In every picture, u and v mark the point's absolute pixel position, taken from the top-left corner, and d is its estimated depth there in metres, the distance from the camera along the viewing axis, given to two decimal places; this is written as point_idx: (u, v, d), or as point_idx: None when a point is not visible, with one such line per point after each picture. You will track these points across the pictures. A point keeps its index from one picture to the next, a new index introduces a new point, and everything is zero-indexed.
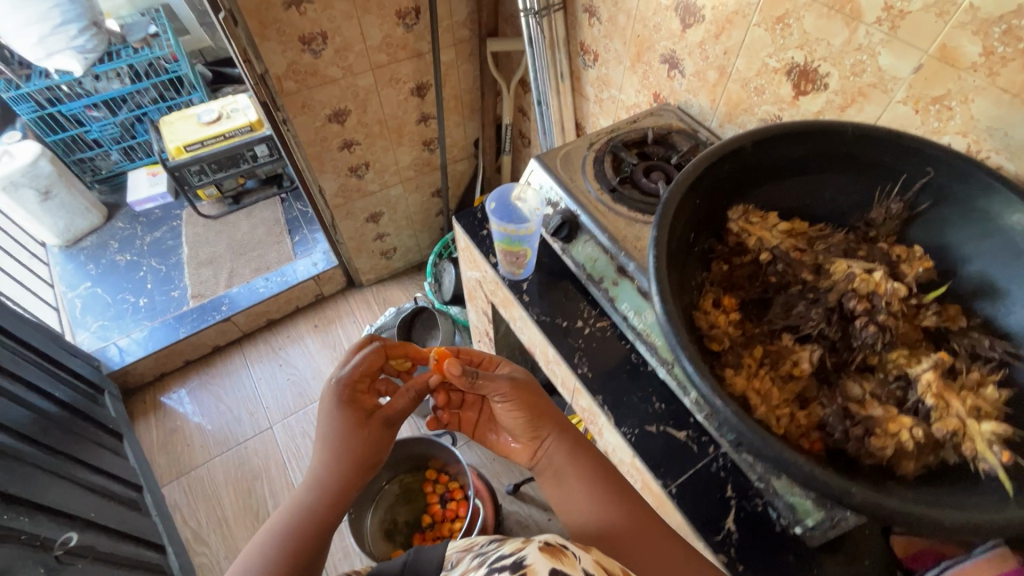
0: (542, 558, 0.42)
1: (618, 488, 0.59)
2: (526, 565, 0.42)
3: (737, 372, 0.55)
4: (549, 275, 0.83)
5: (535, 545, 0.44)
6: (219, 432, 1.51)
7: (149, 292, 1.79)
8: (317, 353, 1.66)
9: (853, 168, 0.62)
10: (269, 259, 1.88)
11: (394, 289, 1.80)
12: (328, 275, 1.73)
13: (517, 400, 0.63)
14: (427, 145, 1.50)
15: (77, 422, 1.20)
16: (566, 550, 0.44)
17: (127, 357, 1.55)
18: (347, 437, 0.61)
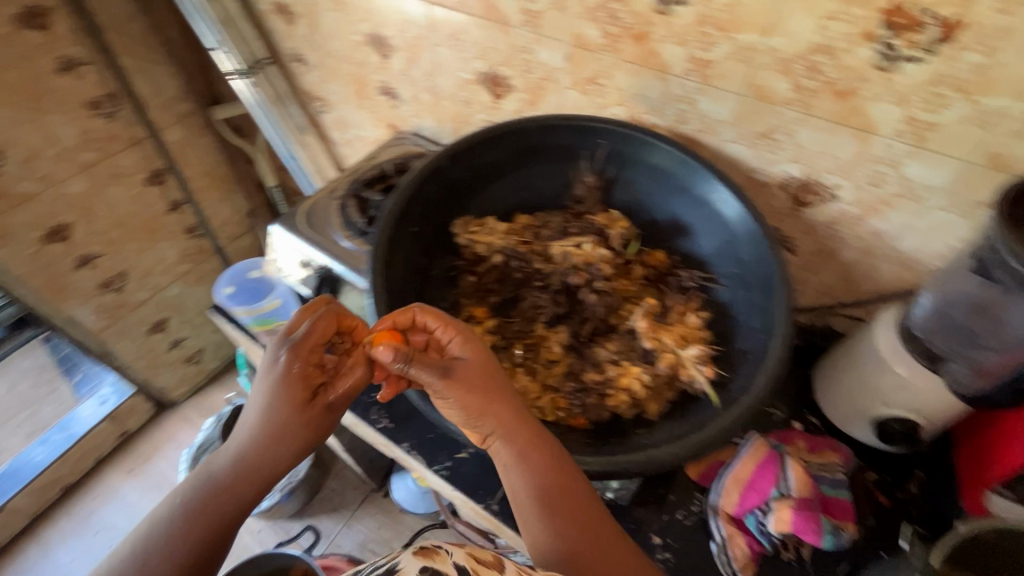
0: (412, 560, 0.40)
1: (570, 499, 0.44)
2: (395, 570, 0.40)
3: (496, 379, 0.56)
4: None
5: (408, 550, 0.41)
6: None
7: None
8: (139, 501, 1.38)
9: (548, 156, 0.67)
10: (43, 415, 1.49)
11: (217, 394, 1.56)
12: (126, 410, 1.44)
13: (453, 401, 0.45)
14: (192, 232, 1.32)
15: None
16: (439, 548, 0.41)
17: None
18: (256, 457, 0.45)
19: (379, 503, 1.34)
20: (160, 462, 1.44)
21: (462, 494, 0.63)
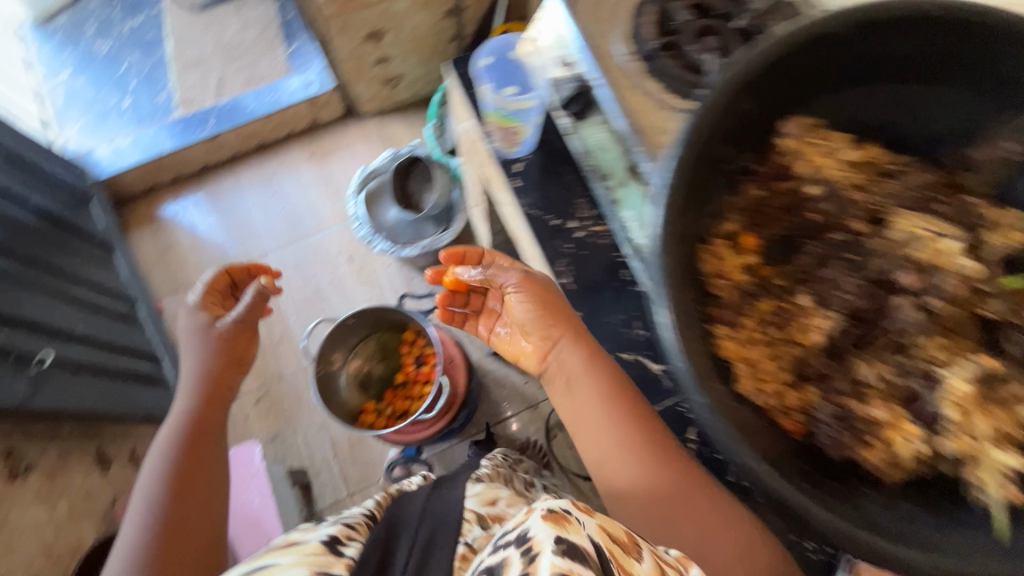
0: (544, 527, 0.39)
1: (654, 446, 0.55)
2: (530, 539, 0.39)
3: (731, 333, 0.45)
4: (550, 155, 0.69)
5: (537, 514, 0.41)
6: (215, 254, 1.52)
7: (132, 93, 1.58)
8: (311, 186, 1.58)
9: (975, 84, 0.44)
10: (262, 69, 1.60)
11: (398, 126, 1.63)
12: (324, 100, 1.54)
13: (529, 293, 0.60)
14: None
15: (57, 234, 1.15)
16: (569, 517, 0.41)
17: (116, 165, 1.48)
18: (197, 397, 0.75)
19: None
20: (336, 164, 1.59)
21: None
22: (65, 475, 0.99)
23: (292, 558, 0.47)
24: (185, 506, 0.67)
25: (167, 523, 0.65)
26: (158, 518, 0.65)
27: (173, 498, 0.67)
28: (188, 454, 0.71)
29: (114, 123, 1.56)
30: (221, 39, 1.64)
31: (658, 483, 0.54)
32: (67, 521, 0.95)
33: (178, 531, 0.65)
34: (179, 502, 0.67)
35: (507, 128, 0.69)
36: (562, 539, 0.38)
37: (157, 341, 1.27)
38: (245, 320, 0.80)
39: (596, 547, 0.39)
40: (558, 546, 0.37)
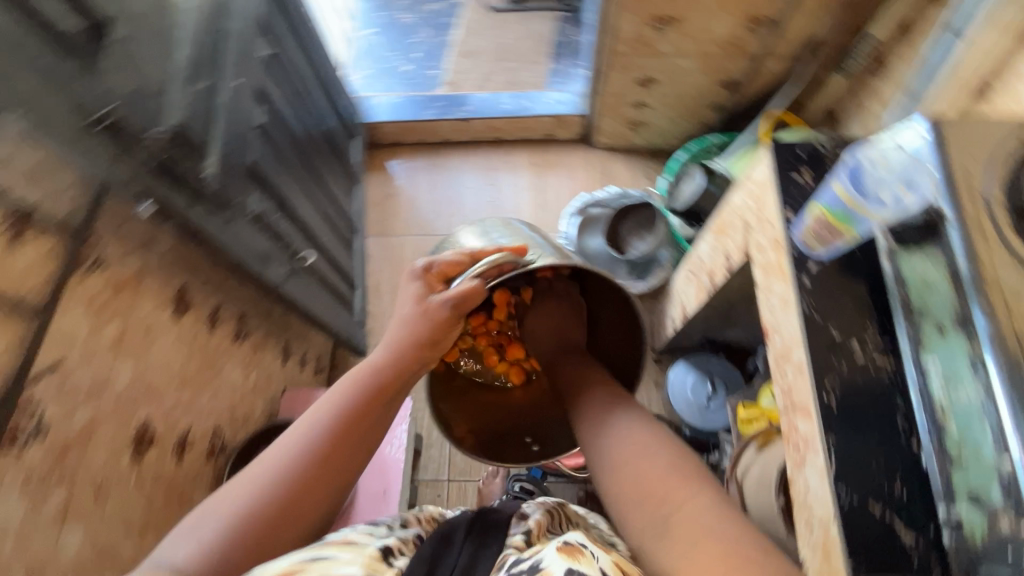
0: (557, 559, 0.51)
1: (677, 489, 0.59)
2: (542, 568, 0.51)
3: None
4: (849, 267, 0.66)
5: (552, 549, 0.53)
6: (422, 216, 1.67)
7: (414, 60, 1.82)
8: (523, 189, 1.68)
9: None
10: (523, 77, 1.78)
11: (621, 165, 1.67)
12: (568, 120, 1.65)
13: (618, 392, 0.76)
14: (754, 24, 1.20)
15: (332, 153, 1.35)
16: (582, 551, 0.53)
17: (380, 114, 1.70)
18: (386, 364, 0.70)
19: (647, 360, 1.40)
20: (553, 179, 1.68)
21: (840, 536, 0.55)
22: (264, 352, 1.14)
23: (350, 556, 0.53)
24: (342, 446, 0.63)
25: (339, 432, 0.64)
26: (332, 432, 0.64)
27: (318, 456, 0.62)
28: (350, 422, 0.65)
29: (390, 80, 1.80)
30: (500, 40, 1.85)
31: (634, 468, 0.63)
32: (252, 391, 1.10)
33: (325, 468, 0.62)
34: (336, 444, 0.63)
35: (832, 226, 0.64)
36: (572, 569, 0.49)
37: (358, 272, 1.44)
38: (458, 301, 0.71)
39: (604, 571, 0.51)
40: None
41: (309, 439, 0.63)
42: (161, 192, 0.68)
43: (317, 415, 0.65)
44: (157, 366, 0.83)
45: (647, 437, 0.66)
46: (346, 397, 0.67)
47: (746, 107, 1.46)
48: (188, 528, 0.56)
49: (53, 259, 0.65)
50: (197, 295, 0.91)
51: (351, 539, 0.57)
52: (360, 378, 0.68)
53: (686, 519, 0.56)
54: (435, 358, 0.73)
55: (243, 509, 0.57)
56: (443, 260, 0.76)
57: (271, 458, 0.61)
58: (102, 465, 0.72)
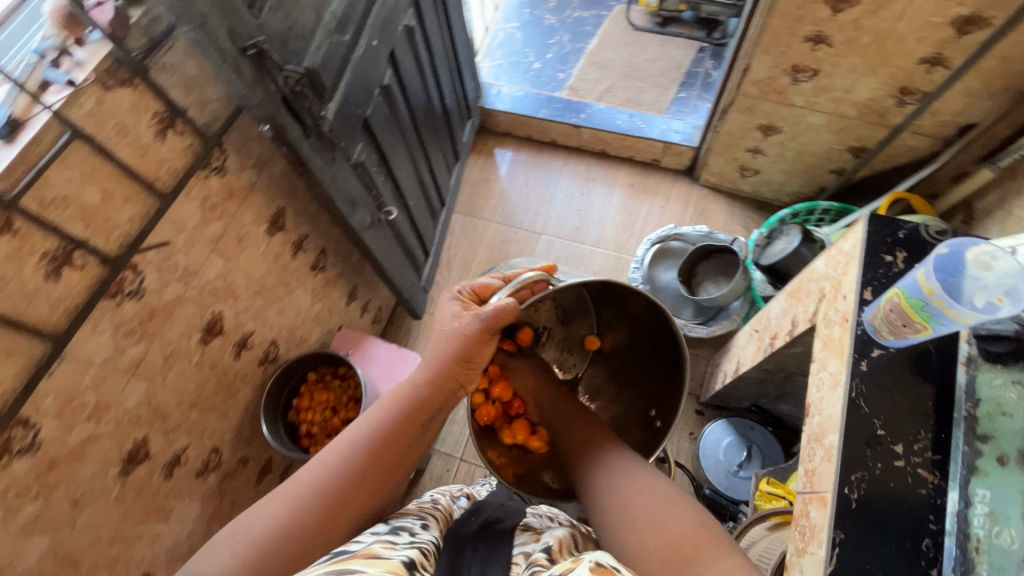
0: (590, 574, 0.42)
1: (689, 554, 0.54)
2: None
3: None
4: (916, 368, 0.59)
5: (585, 564, 0.43)
6: (509, 208, 1.72)
7: (545, 60, 1.88)
8: (613, 206, 1.67)
9: None
10: (645, 98, 1.77)
11: (720, 207, 1.61)
12: (678, 150, 1.62)
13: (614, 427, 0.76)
14: (902, 93, 1.12)
15: (443, 127, 1.43)
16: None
17: (498, 103, 1.77)
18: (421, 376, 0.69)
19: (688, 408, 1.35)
20: (646, 204, 1.66)
21: None
22: (333, 288, 1.24)
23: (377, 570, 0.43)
24: (375, 464, 0.61)
25: (374, 448, 0.62)
26: (365, 450, 0.62)
27: (359, 468, 0.60)
28: (391, 440, 0.64)
29: (517, 74, 1.87)
30: (633, 58, 1.85)
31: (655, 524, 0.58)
32: (314, 320, 1.20)
33: (360, 484, 0.60)
34: (368, 461, 0.61)
35: (908, 317, 0.58)
36: None
37: (436, 242, 1.52)
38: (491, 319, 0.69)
39: None
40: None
41: (342, 456, 0.61)
42: (283, 121, 0.74)
43: (350, 434, 0.64)
44: (242, 270, 0.94)
45: (671, 496, 0.62)
46: (387, 413, 0.65)
47: (871, 179, 1.35)
48: (224, 544, 0.54)
49: (185, 155, 0.77)
50: (291, 220, 1.02)
51: (371, 552, 0.47)
52: (401, 395, 0.67)
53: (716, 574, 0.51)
54: (472, 378, 0.71)
55: (282, 523, 0.55)
56: (475, 283, 0.77)
57: (310, 474, 0.60)
58: (175, 337, 0.84)
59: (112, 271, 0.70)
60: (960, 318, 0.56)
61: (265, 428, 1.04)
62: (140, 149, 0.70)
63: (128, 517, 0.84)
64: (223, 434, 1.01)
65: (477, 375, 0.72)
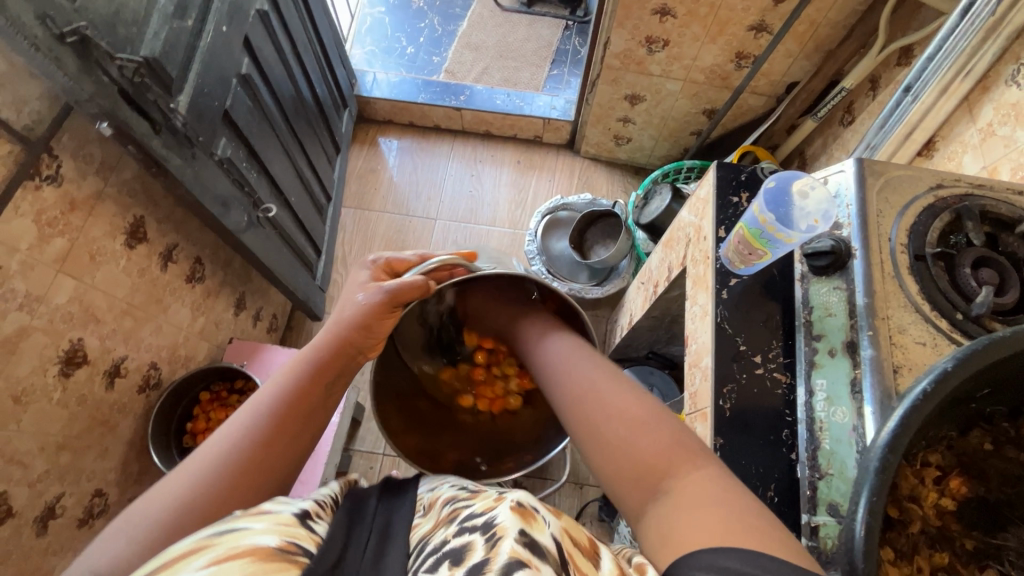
0: (511, 517, 0.41)
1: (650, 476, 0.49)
2: (497, 526, 0.41)
3: (898, 562, 0.45)
4: (765, 289, 0.69)
5: (508, 505, 0.43)
6: (400, 197, 1.69)
7: (418, 45, 1.85)
8: (504, 184, 1.71)
9: None
10: (521, 77, 1.82)
11: (602, 176, 1.72)
12: (557, 125, 1.69)
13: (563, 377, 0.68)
14: (738, 58, 1.26)
15: (318, 119, 1.36)
16: (535, 514, 0.43)
17: (373, 91, 1.72)
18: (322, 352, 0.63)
19: None
20: (535, 179, 1.72)
21: None
22: (217, 299, 1.15)
23: (265, 524, 0.43)
24: (271, 450, 0.56)
25: (268, 433, 0.56)
26: (259, 436, 0.56)
27: (251, 455, 0.54)
28: (293, 406, 0.59)
29: (391, 59, 1.82)
30: (504, 38, 1.89)
31: (628, 447, 0.52)
32: (199, 335, 1.11)
33: (251, 473, 0.54)
34: (264, 446, 0.55)
35: (752, 246, 0.67)
36: (527, 531, 0.40)
37: (327, 239, 1.46)
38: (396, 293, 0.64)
39: (554, 539, 0.41)
40: (521, 537, 0.39)
41: (231, 444, 0.55)
42: (125, 117, 0.67)
43: (242, 417, 0.57)
44: (101, 290, 0.84)
45: (645, 406, 0.55)
46: (287, 378, 0.61)
47: (725, 138, 1.52)
48: (114, 528, 0.48)
49: (4, 165, 0.66)
50: (153, 229, 0.92)
51: (262, 507, 0.46)
52: (302, 361, 0.62)
53: (680, 486, 0.47)
54: (379, 344, 0.67)
55: (176, 501, 0.49)
56: (391, 256, 0.73)
57: (208, 447, 0.54)
58: (25, 374, 0.73)
59: None
60: (787, 243, 0.66)
61: (156, 456, 0.95)
62: None
63: None
64: (106, 474, 0.91)
65: (380, 344, 0.67)
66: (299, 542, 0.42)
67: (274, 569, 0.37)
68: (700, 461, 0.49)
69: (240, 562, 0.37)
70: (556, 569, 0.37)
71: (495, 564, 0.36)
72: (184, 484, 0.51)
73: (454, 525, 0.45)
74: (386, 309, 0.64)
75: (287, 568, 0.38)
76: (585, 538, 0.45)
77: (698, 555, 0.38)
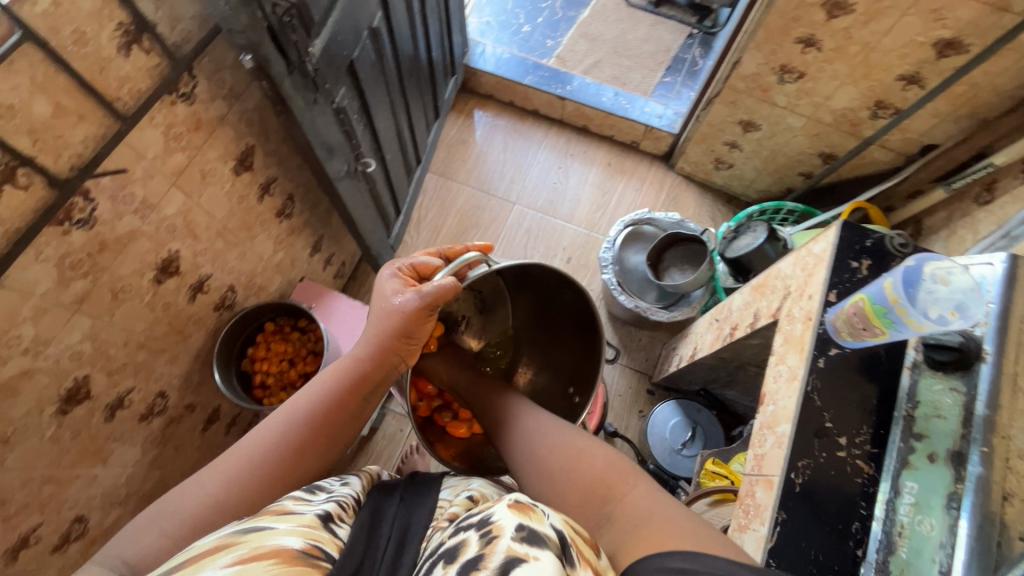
0: (505, 513, 0.47)
1: (599, 497, 0.66)
2: (493, 522, 0.46)
3: None
4: (866, 370, 0.64)
5: (504, 503, 0.48)
6: (485, 174, 1.68)
7: (535, 24, 1.82)
8: (589, 183, 1.68)
9: None
10: (632, 78, 1.76)
11: (691, 197, 1.65)
12: (658, 135, 1.63)
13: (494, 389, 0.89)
14: (877, 106, 1.17)
15: (427, 82, 1.36)
16: (533, 508, 0.48)
17: (482, 63, 1.71)
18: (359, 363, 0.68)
19: (640, 387, 1.42)
20: (621, 185, 1.67)
21: None
22: (298, 237, 1.18)
23: (288, 525, 0.48)
24: (306, 451, 0.63)
25: (303, 437, 0.63)
26: (295, 439, 0.63)
27: (286, 456, 0.61)
28: (329, 416, 0.65)
29: (505, 34, 1.80)
30: (623, 35, 1.83)
31: (580, 473, 0.70)
32: (275, 268, 1.14)
33: (286, 474, 0.61)
34: (298, 449, 0.62)
35: (871, 324, 0.61)
36: (524, 524, 0.45)
37: (408, 200, 1.47)
38: (426, 306, 0.67)
39: (553, 529, 0.47)
40: (517, 534, 0.44)
41: (271, 442, 0.62)
42: (269, 55, 0.68)
43: (279, 421, 0.63)
44: (203, 208, 0.88)
45: (590, 445, 0.74)
46: (324, 391, 0.66)
47: (835, 187, 1.42)
48: (154, 518, 0.55)
49: (151, 76, 0.69)
50: (259, 160, 0.95)
51: (287, 508, 0.52)
52: (340, 371, 0.68)
53: (631, 506, 0.62)
54: (414, 352, 0.72)
55: (214, 498, 0.56)
56: (415, 259, 0.74)
57: (244, 449, 0.61)
58: (125, 273, 0.78)
59: (61, 197, 0.64)
60: (914, 331, 0.60)
61: (220, 375, 1.01)
62: (99, 63, 0.63)
63: (63, 457, 0.80)
64: (171, 378, 0.96)
65: (416, 351, 0.72)
66: (321, 546, 0.47)
67: (295, 573, 0.42)
68: (638, 485, 0.66)
69: (264, 564, 0.42)
70: (552, 551, 0.43)
71: (490, 564, 0.42)
72: (224, 480, 0.58)
73: (451, 529, 0.51)
74: (414, 319, 0.68)
75: (307, 571, 0.43)
76: (584, 529, 0.52)
77: (652, 560, 0.49)
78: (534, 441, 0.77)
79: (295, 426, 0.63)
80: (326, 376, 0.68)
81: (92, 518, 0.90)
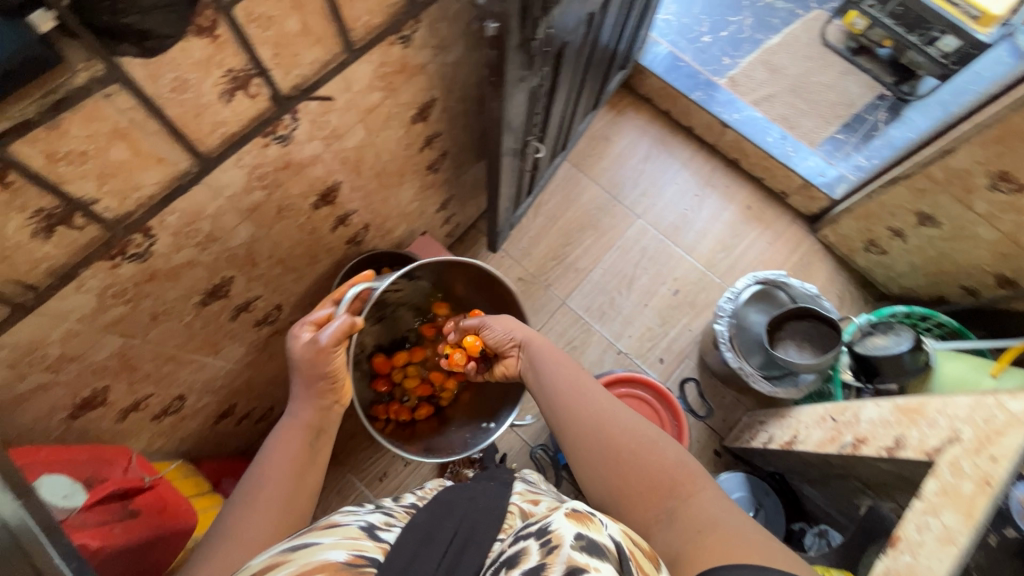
0: (564, 522, 0.45)
1: (658, 492, 0.65)
2: (551, 531, 0.44)
3: None
4: None
5: (562, 509, 0.46)
6: (617, 178, 1.61)
7: (717, 37, 1.70)
8: (721, 221, 1.58)
9: None
10: (802, 123, 1.62)
11: (824, 269, 1.53)
12: (812, 194, 1.51)
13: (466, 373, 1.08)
14: None
15: (603, 71, 1.30)
16: (591, 518, 0.47)
17: (651, 64, 1.62)
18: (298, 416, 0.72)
19: (710, 446, 1.37)
20: (754, 233, 1.57)
21: None
22: (434, 192, 1.17)
23: (332, 540, 0.49)
24: (280, 494, 0.64)
25: (273, 488, 0.64)
26: (267, 491, 0.63)
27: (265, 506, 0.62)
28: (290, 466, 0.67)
29: (683, 39, 1.69)
30: (808, 74, 1.68)
31: (640, 463, 0.68)
32: (405, 217, 1.14)
33: (271, 519, 0.61)
34: (274, 493, 0.63)
35: None
36: (583, 534, 0.44)
37: (541, 184, 1.43)
38: (328, 344, 0.72)
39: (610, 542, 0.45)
40: (578, 543, 0.43)
41: (248, 502, 0.62)
42: (512, 30, 0.65)
43: (245, 495, 0.64)
44: (375, 148, 0.87)
45: (643, 429, 0.73)
46: (277, 452, 0.68)
47: (998, 314, 1.27)
48: None
49: (387, 12, 0.68)
50: (435, 113, 0.93)
51: (333, 523, 0.53)
52: (286, 432, 0.71)
53: (695, 510, 0.61)
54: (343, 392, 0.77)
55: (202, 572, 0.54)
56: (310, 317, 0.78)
57: (222, 523, 0.60)
58: (294, 193, 0.79)
59: (276, 111, 0.64)
60: None
61: None
62: None
63: (189, 342, 0.83)
64: (290, 295, 0.99)
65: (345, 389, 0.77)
66: (365, 555, 0.48)
67: None
68: (702, 487, 0.65)
69: None
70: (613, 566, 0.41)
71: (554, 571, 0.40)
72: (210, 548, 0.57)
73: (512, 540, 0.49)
74: (320, 359, 0.72)
75: None
76: (643, 541, 0.52)
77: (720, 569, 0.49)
78: (588, 416, 0.75)
79: (267, 484, 0.64)
80: (276, 438, 0.71)
81: (189, 399, 0.95)
